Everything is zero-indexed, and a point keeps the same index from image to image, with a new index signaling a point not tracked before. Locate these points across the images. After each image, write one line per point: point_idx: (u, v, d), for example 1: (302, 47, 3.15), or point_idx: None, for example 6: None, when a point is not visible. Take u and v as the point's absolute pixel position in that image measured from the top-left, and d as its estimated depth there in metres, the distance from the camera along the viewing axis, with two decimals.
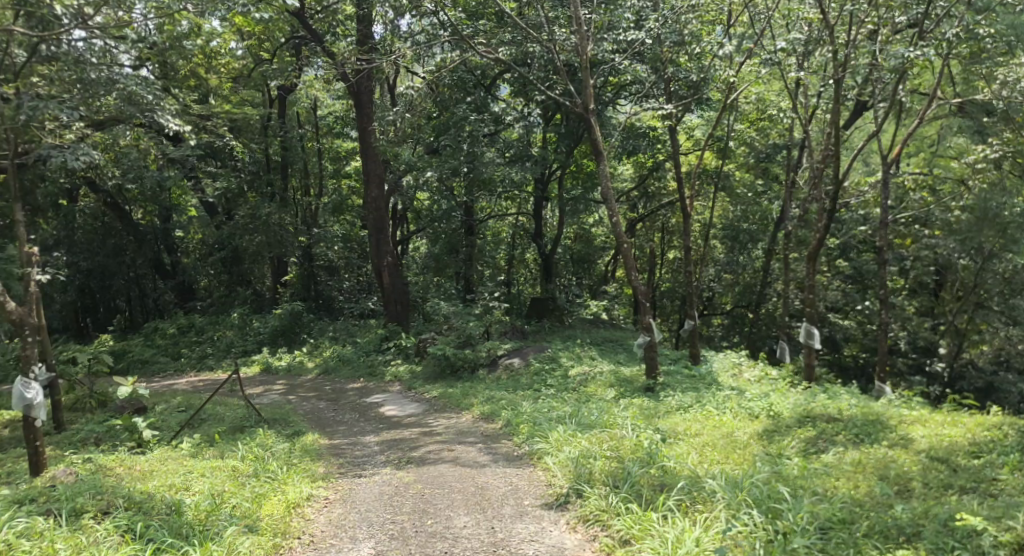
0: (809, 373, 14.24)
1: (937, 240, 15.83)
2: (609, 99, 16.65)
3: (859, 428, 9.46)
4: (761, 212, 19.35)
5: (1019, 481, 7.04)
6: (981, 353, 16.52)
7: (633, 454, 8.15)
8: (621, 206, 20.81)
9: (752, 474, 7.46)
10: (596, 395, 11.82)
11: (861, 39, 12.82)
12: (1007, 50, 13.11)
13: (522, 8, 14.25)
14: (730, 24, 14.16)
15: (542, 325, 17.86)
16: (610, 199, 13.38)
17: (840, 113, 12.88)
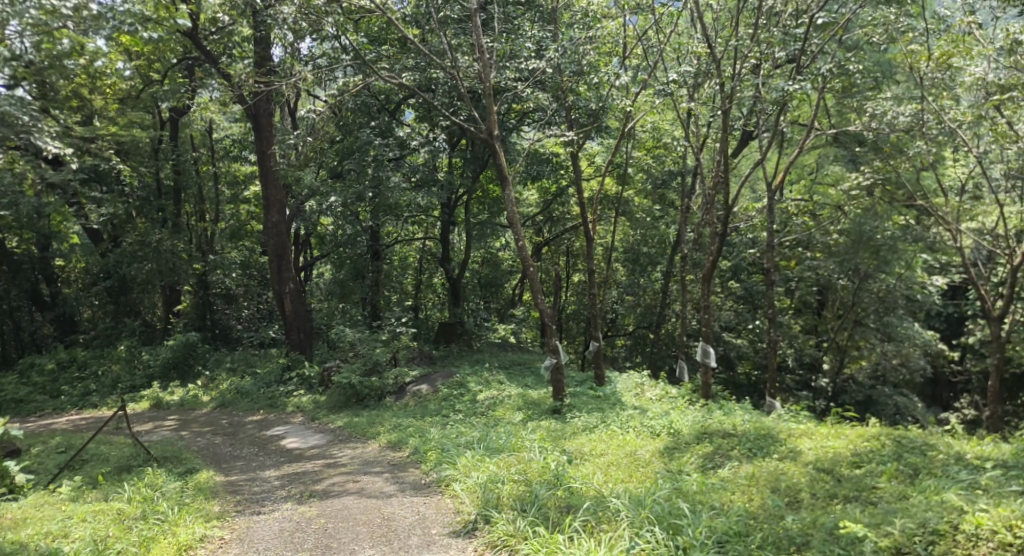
0: (706, 391, 14.83)
1: (819, 262, 16.87)
2: (512, 125, 16.89)
3: (752, 443, 9.90)
4: (659, 236, 20.13)
5: (896, 488, 7.52)
6: (860, 368, 17.67)
7: (540, 477, 8.21)
8: (526, 231, 21.10)
9: (653, 491, 7.66)
10: (503, 419, 11.87)
11: (745, 72, 13.63)
12: (875, 85, 14.26)
13: (425, 35, 14.24)
14: (625, 56, 14.74)
15: (450, 350, 17.78)
16: (516, 224, 13.51)
17: (729, 143, 13.60)
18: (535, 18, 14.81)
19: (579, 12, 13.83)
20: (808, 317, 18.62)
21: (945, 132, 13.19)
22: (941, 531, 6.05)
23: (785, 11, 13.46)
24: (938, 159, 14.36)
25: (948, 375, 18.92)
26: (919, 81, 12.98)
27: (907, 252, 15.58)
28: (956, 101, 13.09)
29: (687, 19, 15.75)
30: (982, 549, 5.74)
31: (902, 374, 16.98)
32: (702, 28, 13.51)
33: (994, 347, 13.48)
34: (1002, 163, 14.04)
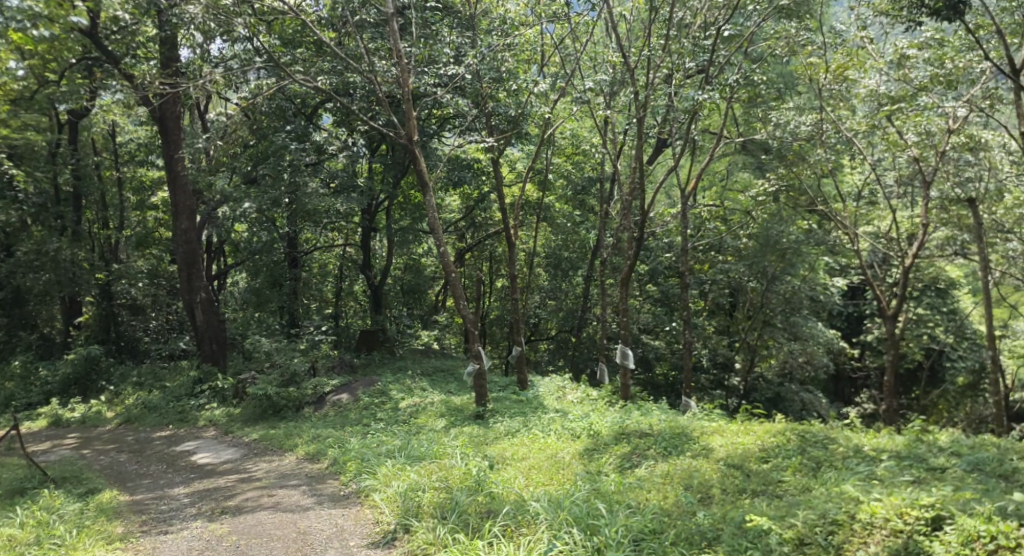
0: (627, 392, 15.13)
1: (730, 265, 17.56)
2: (433, 131, 16.79)
3: (667, 441, 10.18)
4: (580, 242, 20.31)
5: (800, 481, 7.87)
6: (770, 366, 18.43)
7: (461, 483, 8.20)
8: (449, 236, 21.04)
9: (573, 493, 7.77)
10: (426, 426, 11.79)
11: (659, 81, 14.06)
12: (778, 96, 15.00)
13: (341, 38, 14.08)
14: (544, 63, 14.96)
15: (371, 358, 17.54)
16: (438, 230, 13.39)
17: (645, 150, 13.97)
18: (453, 22, 14.68)
19: (496, 18, 14.21)
20: (721, 318, 19.25)
21: (842, 141, 13.94)
22: (839, 521, 6.35)
23: (694, 23, 13.97)
24: (837, 167, 15.14)
25: (849, 371, 19.96)
26: (817, 92, 13.69)
27: (810, 254, 16.31)
28: (852, 111, 13.86)
29: (603, 29, 16.10)
30: (876, 537, 6.03)
31: (808, 371, 17.84)
32: (616, 38, 13.85)
33: (889, 345, 14.29)
34: (893, 171, 14.59)
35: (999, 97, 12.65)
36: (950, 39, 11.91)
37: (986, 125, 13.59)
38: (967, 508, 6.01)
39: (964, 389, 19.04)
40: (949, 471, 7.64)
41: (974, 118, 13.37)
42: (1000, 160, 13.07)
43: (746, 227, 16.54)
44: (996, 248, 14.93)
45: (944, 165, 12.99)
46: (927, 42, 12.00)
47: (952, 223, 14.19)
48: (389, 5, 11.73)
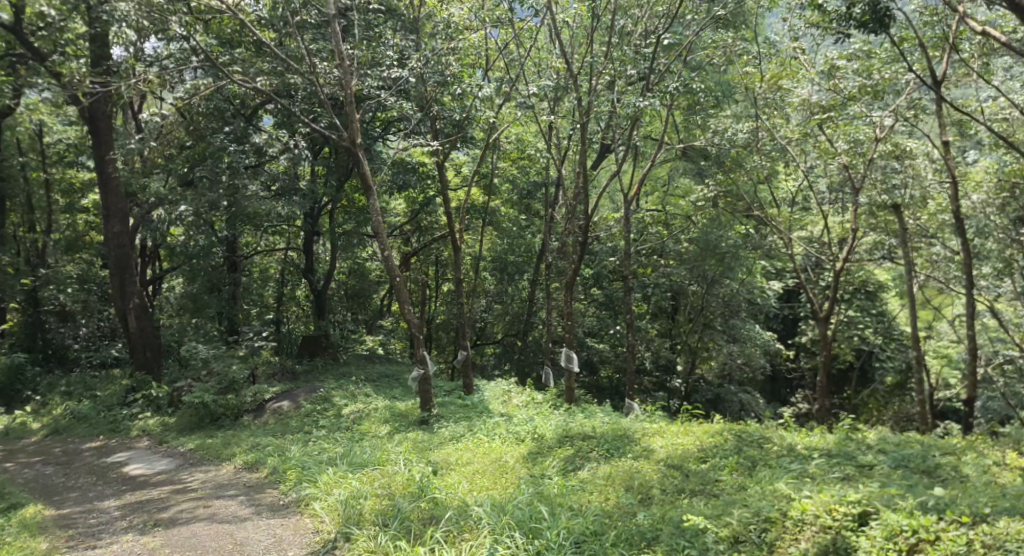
0: (570, 395, 15.26)
1: (672, 269, 17.91)
2: (378, 134, 16.45)
3: (609, 444, 10.30)
4: (526, 245, 20.00)
5: (736, 480, 8.07)
6: (710, 368, 18.85)
7: (404, 489, 8.14)
8: (394, 240, 20.86)
9: (515, 497, 7.79)
10: (369, 433, 11.63)
11: (601, 87, 14.24)
12: (716, 104, 15.40)
13: (283, 38, 13.97)
14: (488, 68, 14.98)
15: (314, 364, 17.23)
16: (382, 234, 13.21)
17: (588, 155, 14.13)
18: (397, 25, 14.49)
19: (439, 22, 13.67)
20: (664, 321, 19.57)
21: (777, 148, 14.36)
22: (772, 519, 6.53)
23: (636, 30, 14.25)
24: (772, 174, 15.58)
25: (786, 372, 20.55)
26: (754, 100, 14.06)
27: (748, 258, 16.75)
28: (787, 119, 14.27)
29: (547, 35, 16.23)
30: (806, 533, 6.22)
31: (746, 373, 18.31)
32: (559, 44, 13.96)
33: (822, 346, 14.75)
34: (824, 178, 15.20)
35: (922, 108, 13.22)
36: (876, 52, 12.54)
37: (910, 135, 14.19)
38: (891, 504, 6.25)
39: (892, 388, 19.85)
40: (876, 468, 7.93)
41: (900, 128, 13.93)
42: (924, 168, 13.66)
43: (687, 232, 16.90)
44: (922, 252, 15.57)
45: (872, 172, 13.48)
46: (857, 54, 12.55)
47: (880, 229, 14.76)
48: (330, 5, 11.58)
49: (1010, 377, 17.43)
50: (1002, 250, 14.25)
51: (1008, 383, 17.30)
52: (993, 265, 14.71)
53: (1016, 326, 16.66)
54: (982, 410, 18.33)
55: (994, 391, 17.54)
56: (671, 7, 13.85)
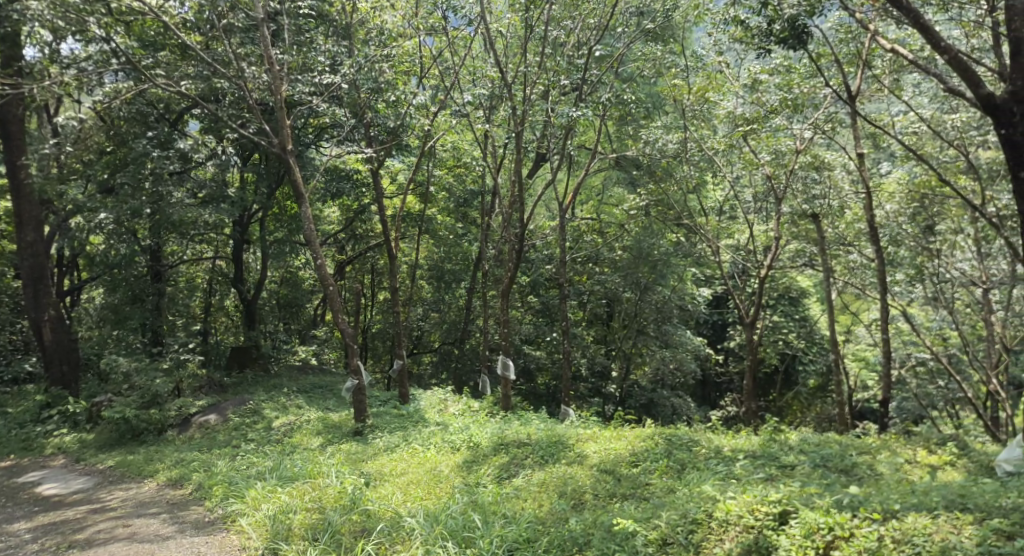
0: (506, 402, 15.28)
1: (606, 276, 18.17)
2: (310, 141, 16.09)
3: (544, 450, 10.37)
4: (463, 253, 20.16)
5: (665, 484, 8.23)
6: (644, 373, 19.20)
7: (335, 502, 8.01)
8: (328, 248, 20.49)
9: (449, 506, 7.74)
10: (300, 445, 11.37)
11: (536, 97, 14.38)
12: (647, 114, 15.79)
13: (209, 41, 13.63)
14: (423, 75, 14.92)
15: (243, 376, 16.74)
16: (314, 241, 12.92)
17: (523, 164, 14.23)
18: (328, 31, 14.22)
19: (373, 28, 14.05)
20: (599, 327, 19.83)
21: (705, 158, 14.80)
22: (698, 520, 6.69)
23: (569, 42, 14.47)
24: (701, 184, 16.01)
25: (715, 376, 21.10)
26: (682, 111, 14.57)
27: (679, 266, 17.13)
28: (713, 130, 14.79)
29: (481, 44, 16.31)
30: (730, 534, 6.39)
31: (678, 378, 18.70)
32: (493, 54, 14.02)
33: (748, 351, 15.21)
34: (750, 188, 15.75)
35: (839, 121, 13.82)
36: (796, 66, 12.71)
37: (829, 147, 14.80)
38: (809, 502, 6.49)
39: (815, 390, 20.62)
40: (797, 468, 8.23)
41: (820, 140, 14.51)
42: (841, 179, 14.27)
43: (621, 239, 17.22)
44: (841, 260, 16.24)
45: (794, 182, 13.99)
46: (777, 68, 12.84)
47: (801, 237, 15.35)
48: (259, 10, 11.33)
49: (922, 378, 18.35)
50: (913, 257, 15.01)
51: (921, 384, 18.21)
52: (905, 272, 15.47)
53: (928, 329, 17.57)
54: (897, 410, 19.24)
55: (908, 392, 18.44)
56: (602, 19, 14.07)
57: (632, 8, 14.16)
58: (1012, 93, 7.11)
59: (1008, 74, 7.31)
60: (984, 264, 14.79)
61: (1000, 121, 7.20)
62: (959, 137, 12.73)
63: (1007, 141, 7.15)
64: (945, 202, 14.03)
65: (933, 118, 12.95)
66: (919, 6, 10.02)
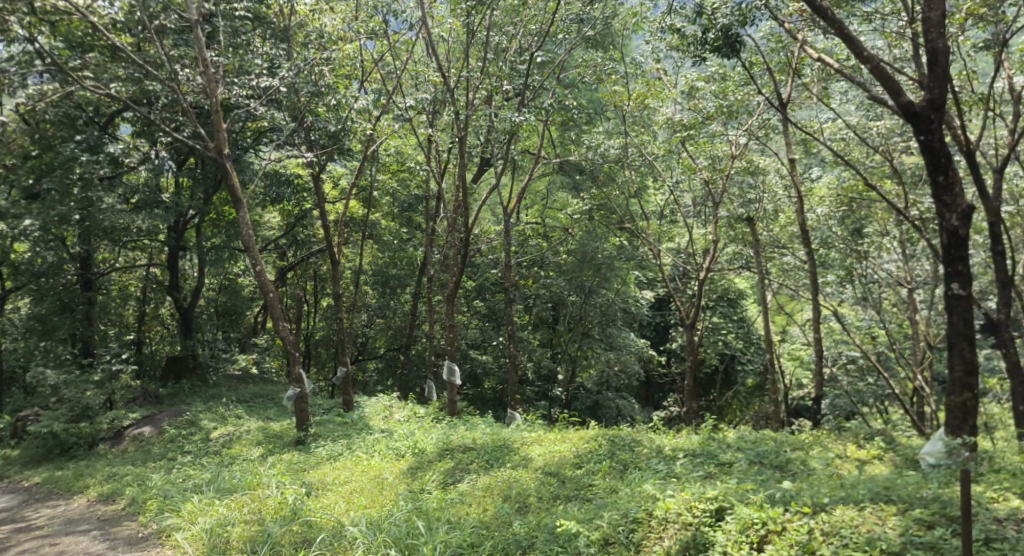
0: (452, 407, 15.21)
1: (551, 280, 18.30)
2: (248, 144, 15.71)
3: (489, 454, 10.38)
4: (408, 258, 20.04)
5: (608, 484, 8.34)
6: (589, 376, 19.40)
7: (275, 514, 7.87)
8: (269, 254, 20.10)
9: (392, 514, 7.68)
10: (239, 456, 11.09)
11: (479, 101, 14.41)
12: (589, 120, 16.03)
13: (140, 43, 13.22)
14: (364, 79, 14.77)
15: (181, 386, 16.27)
16: (253, 248, 12.62)
17: (466, 168, 14.24)
18: (265, 34, 13.94)
19: (314, 31, 13.42)
20: (545, 331, 19.95)
21: (645, 164, 15.08)
22: (639, 519, 6.80)
23: (510, 47, 14.52)
24: (642, 189, 16.28)
25: (658, 377, 21.47)
26: (623, 117, 14.81)
27: (623, 269, 17.39)
28: (653, 136, 15.11)
29: (424, 48, 16.27)
30: (669, 531, 6.52)
31: (623, 380, 18.94)
32: (435, 59, 13.94)
33: (689, 351, 15.53)
34: (689, 192, 16.14)
35: (772, 127, 14.29)
36: (732, 74, 13.08)
37: (763, 153, 15.25)
38: (744, 498, 6.68)
39: (753, 389, 21.18)
40: (735, 466, 8.45)
41: (754, 146, 14.94)
42: (775, 183, 14.73)
43: (566, 243, 17.31)
44: (776, 262, 16.76)
45: (731, 188, 14.50)
46: (713, 76, 13.18)
47: (738, 239, 15.74)
48: (192, 10, 11.03)
49: (852, 376, 19.05)
50: (843, 259, 15.57)
51: (852, 381, 18.89)
52: (836, 273, 16.03)
53: (858, 328, 18.26)
54: (830, 406, 19.90)
55: (840, 389, 19.12)
56: (543, 25, 14.14)
57: (573, 15, 13.98)
58: (929, 101, 7.43)
59: (927, 83, 7.66)
60: (908, 265, 15.46)
61: (919, 127, 7.50)
62: (883, 144, 13.26)
63: (926, 146, 7.47)
64: (871, 205, 14.51)
65: (859, 124, 13.44)
66: (845, 17, 10.44)
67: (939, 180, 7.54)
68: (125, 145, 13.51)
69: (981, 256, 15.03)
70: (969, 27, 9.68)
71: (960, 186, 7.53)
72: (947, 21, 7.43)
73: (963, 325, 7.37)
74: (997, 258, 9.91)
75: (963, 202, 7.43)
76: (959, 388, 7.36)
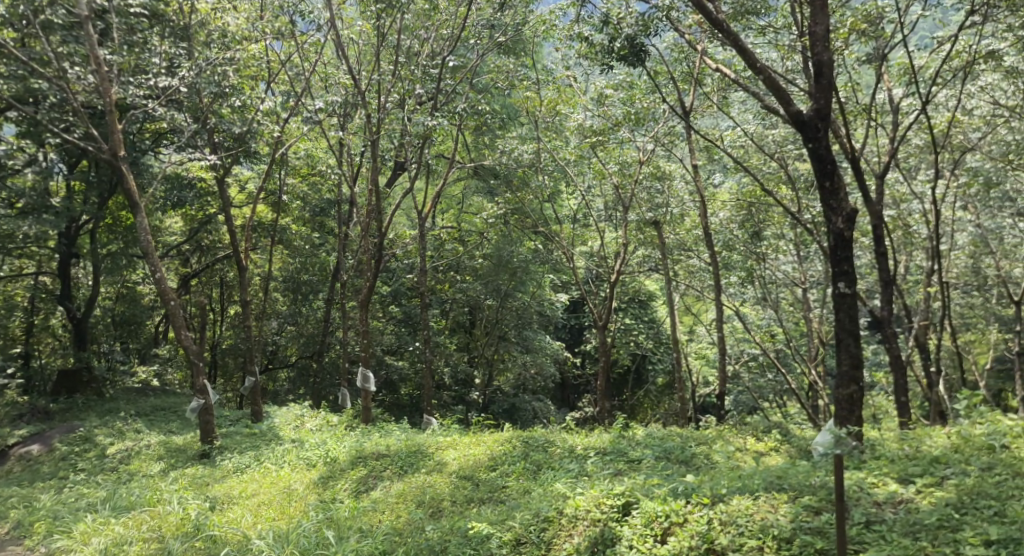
0: (366, 415, 14.96)
1: (467, 285, 18.31)
2: (147, 146, 15.00)
3: (403, 461, 10.28)
4: (319, 263, 19.61)
5: (520, 485, 8.44)
6: (505, 379, 19.53)
7: (176, 530, 7.56)
8: (170, 261, 19.26)
9: (302, 525, 7.51)
10: (138, 472, 10.57)
11: (391, 105, 14.31)
12: (502, 125, 16.18)
13: (24, 38, 12.41)
14: (271, 80, 14.40)
15: (74, 401, 15.37)
16: (152, 254, 12.04)
17: (379, 172, 14.09)
18: (164, 31, 13.26)
19: (215, 31, 12.98)
20: (461, 335, 19.96)
21: (558, 169, 15.31)
22: (550, 518, 6.90)
23: (422, 50, 14.51)
24: (555, 194, 16.51)
25: (573, 378, 21.86)
26: (536, 123, 15.10)
27: (538, 272, 17.62)
28: (565, 142, 15.40)
29: (334, 50, 16.03)
30: (579, 528, 6.65)
31: (539, 381, 19.18)
32: (345, 61, 13.76)
33: (602, 352, 15.80)
34: (600, 197, 16.52)
35: (677, 134, 14.79)
36: (638, 82, 13.56)
37: (669, 159, 15.79)
38: (649, 493, 6.88)
39: (663, 388, 21.84)
40: (642, 462, 8.70)
41: (661, 152, 15.47)
42: (679, 188, 15.44)
43: (481, 248, 17.38)
44: (683, 264, 17.37)
45: (640, 192, 14.93)
46: (621, 84, 13.52)
47: (646, 242, 16.04)
48: (82, 5, 10.46)
49: (753, 373, 19.99)
50: (744, 260, 16.33)
51: (753, 377, 19.79)
52: (738, 274, 16.60)
53: (759, 327, 19.19)
54: (734, 402, 20.77)
55: (743, 385, 19.97)
56: (455, 30, 14.20)
57: (484, 21, 14.18)
58: (816, 110, 7.86)
59: (813, 94, 8.11)
60: (803, 266, 16.35)
61: (807, 135, 7.93)
62: (778, 151, 13.98)
63: (813, 154, 7.91)
64: (768, 209, 15.21)
65: (757, 132, 14.13)
66: (741, 29, 10.93)
67: (825, 185, 8.00)
68: (8, 146, 12.66)
69: (867, 257, 16.06)
70: (853, 41, 10.34)
71: (844, 191, 8.01)
72: (831, 36, 7.88)
73: (849, 322, 7.82)
74: (881, 259, 10.58)
75: (847, 206, 7.93)
76: (847, 381, 7.82)
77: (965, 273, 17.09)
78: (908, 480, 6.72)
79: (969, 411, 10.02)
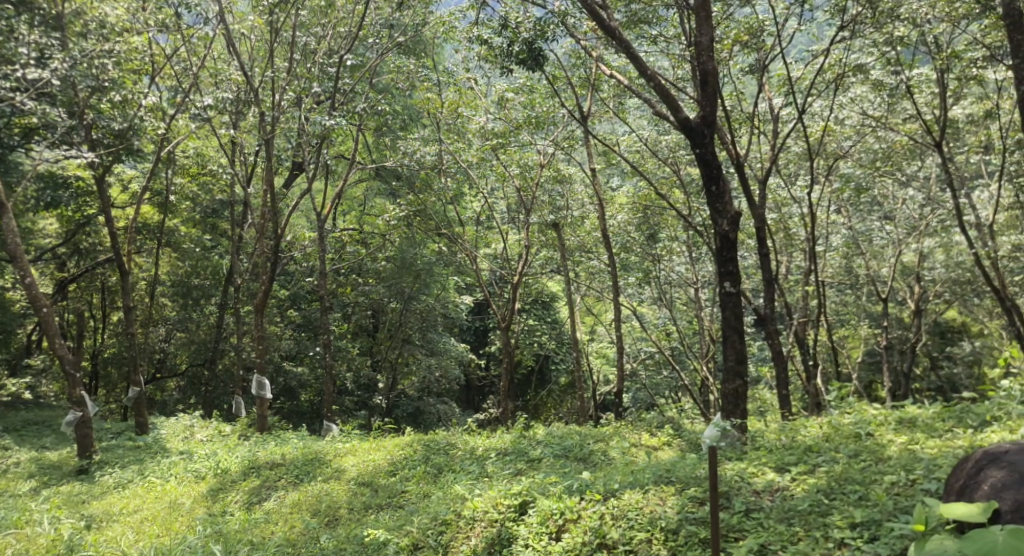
0: (261, 423, 14.44)
1: (369, 288, 18.02)
2: (16, 141, 13.87)
3: (299, 470, 9.99)
4: (212, 267, 18.78)
5: (420, 489, 8.37)
6: (409, 383, 19.33)
7: (46, 552, 6.97)
8: (45, 265, 17.97)
9: (186, 541, 7.14)
10: (5, 492, 9.75)
11: (287, 104, 13.83)
12: (403, 127, 16.07)
13: None
14: (156, 75, 13.70)
15: None
16: (22, 260, 11.12)
17: (274, 173, 13.58)
18: (32, 20, 11.78)
19: (92, 22, 12.22)
20: (363, 339, 19.61)
21: (462, 172, 15.28)
22: (448, 521, 6.89)
23: (319, 48, 14.11)
24: (459, 196, 16.46)
25: (476, 380, 21.92)
26: (437, 125, 14.98)
27: (441, 275, 17.52)
28: (468, 145, 15.01)
29: (226, 44, 15.46)
30: (476, 530, 6.66)
31: (443, 384, 19.12)
32: (236, 56, 13.22)
33: (507, 354, 15.88)
34: (502, 199, 16.67)
35: (576, 138, 15.08)
36: (538, 87, 13.73)
37: (569, 162, 16.12)
38: (545, 491, 6.99)
39: (565, 387, 22.27)
40: (542, 461, 8.81)
41: (561, 156, 15.74)
42: (580, 191, 15.77)
43: (383, 250, 17.08)
44: (584, 265, 17.73)
45: (541, 195, 15.36)
46: (521, 87, 13.62)
47: (547, 245, 16.67)
48: None
49: (650, 370, 20.68)
50: (641, 262, 16.87)
51: (650, 375, 20.45)
52: (634, 276, 17.41)
53: (655, 326, 19.87)
54: (633, 399, 21.39)
55: (640, 383, 20.60)
56: (352, 29, 13.94)
57: (382, 20, 14.12)
58: (702, 118, 8.18)
59: (699, 102, 8.43)
60: (695, 267, 17.07)
61: (694, 141, 8.25)
62: (671, 156, 14.51)
63: (700, 159, 8.23)
64: (663, 213, 15.74)
65: (652, 137, 14.55)
66: (634, 38, 11.30)
67: (712, 190, 8.33)
68: None
69: (753, 258, 16.93)
70: (737, 53, 10.79)
71: (729, 194, 8.36)
72: (714, 47, 8.22)
73: (734, 319, 8.19)
74: (764, 259, 11.11)
75: (732, 209, 8.28)
76: (732, 375, 8.20)
77: (840, 273, 18.26)
78: (784, 469, 7.11)
79: (841, 402, 10.74)
